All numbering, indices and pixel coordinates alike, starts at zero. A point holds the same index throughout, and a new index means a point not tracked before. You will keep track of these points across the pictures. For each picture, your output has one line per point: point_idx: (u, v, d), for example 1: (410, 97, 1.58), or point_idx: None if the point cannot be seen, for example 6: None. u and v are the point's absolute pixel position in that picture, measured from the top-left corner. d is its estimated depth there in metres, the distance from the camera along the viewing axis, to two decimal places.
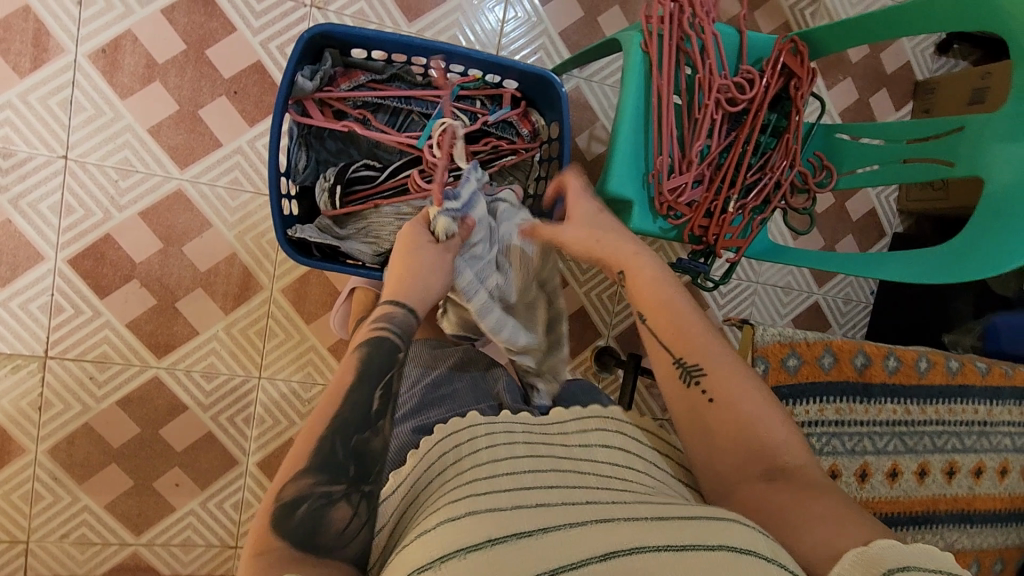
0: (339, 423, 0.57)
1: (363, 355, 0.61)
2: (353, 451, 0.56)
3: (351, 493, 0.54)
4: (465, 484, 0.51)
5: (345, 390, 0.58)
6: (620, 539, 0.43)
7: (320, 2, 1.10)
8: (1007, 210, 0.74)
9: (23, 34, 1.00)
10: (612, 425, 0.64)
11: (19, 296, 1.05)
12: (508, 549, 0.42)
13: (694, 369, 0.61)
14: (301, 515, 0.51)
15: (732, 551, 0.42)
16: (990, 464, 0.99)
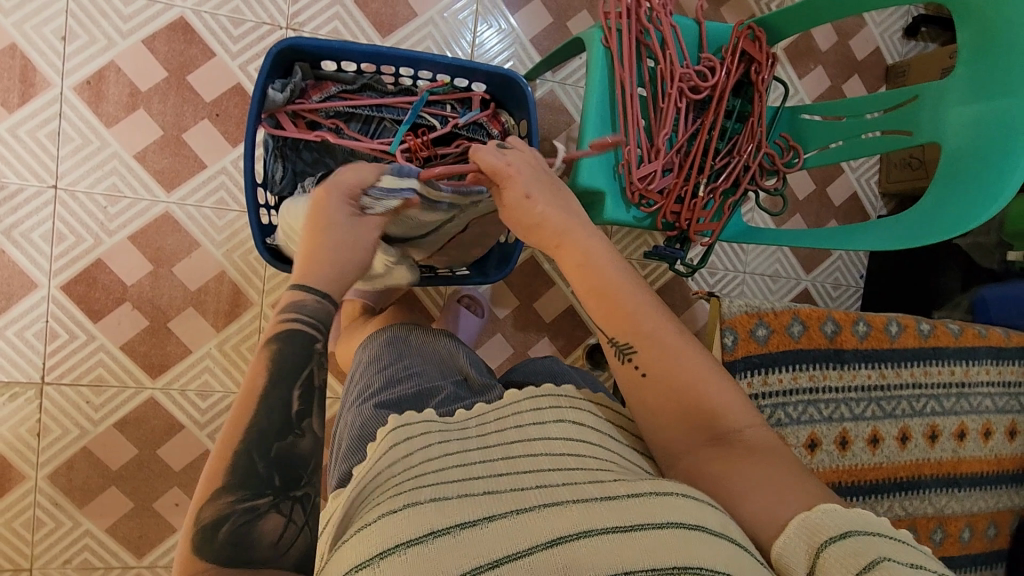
0: (254, 434, 0.53)
1: (273, 354, 0.58)
2: (275, 459, 0.53)
3: (280, 501, 0.51)
4: (413, 478, 0.52)
5: (260, 391, 0.55)
6: (569, 525, 0.44)
7: (295, 24, 1.14)
8: (965, 171, 0.75)
9: (11, 71, 1.04)
10: (566, 403, 0.64)
11: (16, 324, 1.07)
12: (449, 545, 0.43)
13: (626, 348, 0.63)
14: (223, 538, 0.48)
15: (678, 529, 0.45)
16: (974, 426, 0.98)
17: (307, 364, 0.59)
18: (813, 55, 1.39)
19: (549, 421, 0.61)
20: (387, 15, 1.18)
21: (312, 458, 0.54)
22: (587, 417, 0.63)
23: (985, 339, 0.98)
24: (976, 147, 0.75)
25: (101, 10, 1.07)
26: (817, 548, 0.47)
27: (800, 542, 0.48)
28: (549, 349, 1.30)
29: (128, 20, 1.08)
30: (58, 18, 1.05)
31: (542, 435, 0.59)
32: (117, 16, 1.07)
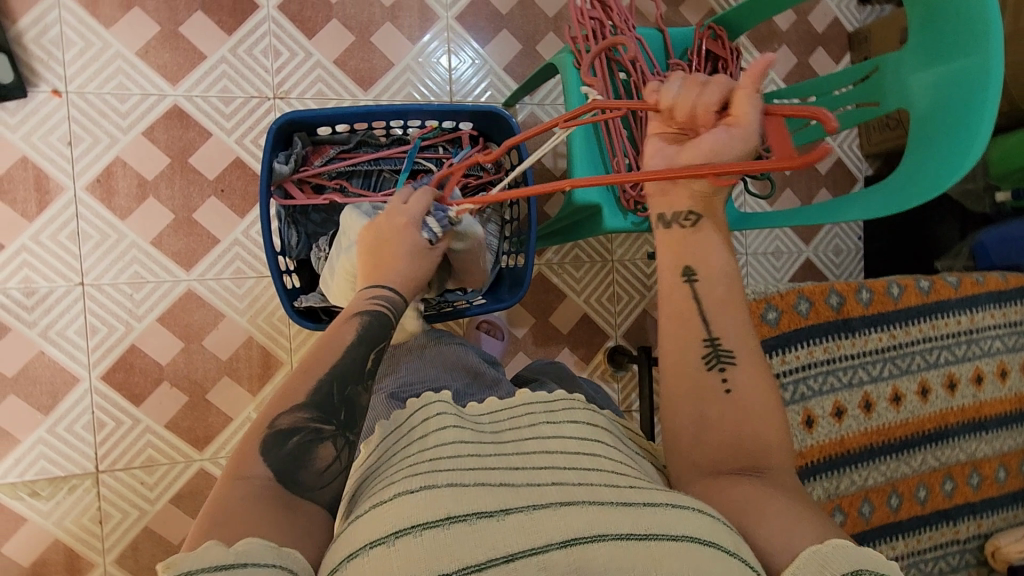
0: (335, 370, 0.61)
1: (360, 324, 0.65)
2: (347, 398, 0.60)
3: (339, 435, 0.58)
4: (426, 460, 0.56)
5: (343, 347, 0.63)
6: (585, 526, 0.47)
7: (281, 93, 1.20)
8: (932, 133, 0.80)
9: (25, 182, 1.10)
10: (580, 411, 0.67)
11: (64, 419, 1.12)
12: (464, 531, 0.46)
13: (724, 355, 0.59)
14: (292, 445, 0.55)
15: (693, 542, 0.46)
16: (988, 369, 1.00)
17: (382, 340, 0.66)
18: (776, 37, 1.43)
19: (563, 421, 0.65)
20: (366, 69, 1.24)
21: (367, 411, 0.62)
22: (599, 418, 0.67)
23: (984, 286, 1.00)
24: (943, 105, 0.79)
25: (100, 111, 1.13)
26: None
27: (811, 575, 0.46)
28: (572, 359, 1.34)
29: (126, 116, 1.14)
30: (61, 126, 1.11)
31: (556, 433, 0.63)
32: (115, 113, 1.13)
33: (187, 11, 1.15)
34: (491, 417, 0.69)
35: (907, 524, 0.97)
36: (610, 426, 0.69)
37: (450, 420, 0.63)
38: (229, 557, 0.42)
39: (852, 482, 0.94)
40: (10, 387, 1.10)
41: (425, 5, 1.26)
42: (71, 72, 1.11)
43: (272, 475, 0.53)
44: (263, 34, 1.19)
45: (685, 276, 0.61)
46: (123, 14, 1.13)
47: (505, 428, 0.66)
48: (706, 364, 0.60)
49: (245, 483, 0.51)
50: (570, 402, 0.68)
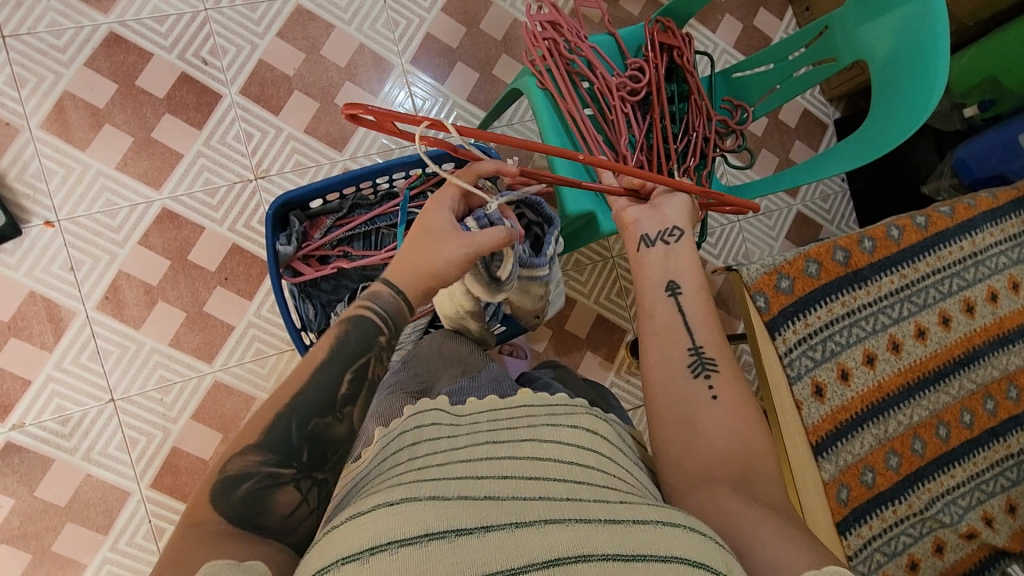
0: (298, 403, 0.60)
1: (338, 334, 0.65)
2: (308, 435, 0.59)
3: (300, 478, 0.58)
4: (414, 471, 0.51)
5: (313, 370, 0.63)
6: (570, 545, 0.41)
7: (261, 172, 1.23)
8: (897, 74, 0.83)
9: (38, 315, 1.13)
10: (581, 418, 0.62)
11: (124, 534, 1.13)
12: (441, 549, 0.40)
13: (708, 363, 0.65)
14: (242, 492, 0.54)
15: (684, 563, 0.41)
16: (1000, 285, 1.02)
17: (364, 352, 0.65)
18: (717, 8, 1.47)
19: (562, 425, 0.59)
20: (337, 130, 1.26)
21: (341, 445, 0.61)
22: (602, 426, 0.62)
23: (977, 208, 1.03)
24: (897, 50, 0.83)
25: (94, 231, 1.16)
26: None
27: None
28: (596, 361, 1.36)
29: (120, 230, 1.17)
30: (60, 254, 1.14)
31: (554, 437, 0.57)
32: (109, 230, 1.16)
33: (156, 117, 1.19)
34: (490, 416, 0.63)
35: (959, 452, 0.98)
36: (615, 435, 0.63)
37: (445, 429, 0.60)
38: None
39: (897, 423, 0.96)
40: (66, 516, 1.11)
41: (379, 56, 1.29)
42: (59, 200, 1.15)
43: (231, 521, 0.52)
44: (232, 121, 1.22)
45: (669, 291, 0.71)
46: (96, 134, 1.16)
47: (501, 427, 0.60)
48: (692, 372, 0.65)
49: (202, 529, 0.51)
50: (572, 408, 0.63)
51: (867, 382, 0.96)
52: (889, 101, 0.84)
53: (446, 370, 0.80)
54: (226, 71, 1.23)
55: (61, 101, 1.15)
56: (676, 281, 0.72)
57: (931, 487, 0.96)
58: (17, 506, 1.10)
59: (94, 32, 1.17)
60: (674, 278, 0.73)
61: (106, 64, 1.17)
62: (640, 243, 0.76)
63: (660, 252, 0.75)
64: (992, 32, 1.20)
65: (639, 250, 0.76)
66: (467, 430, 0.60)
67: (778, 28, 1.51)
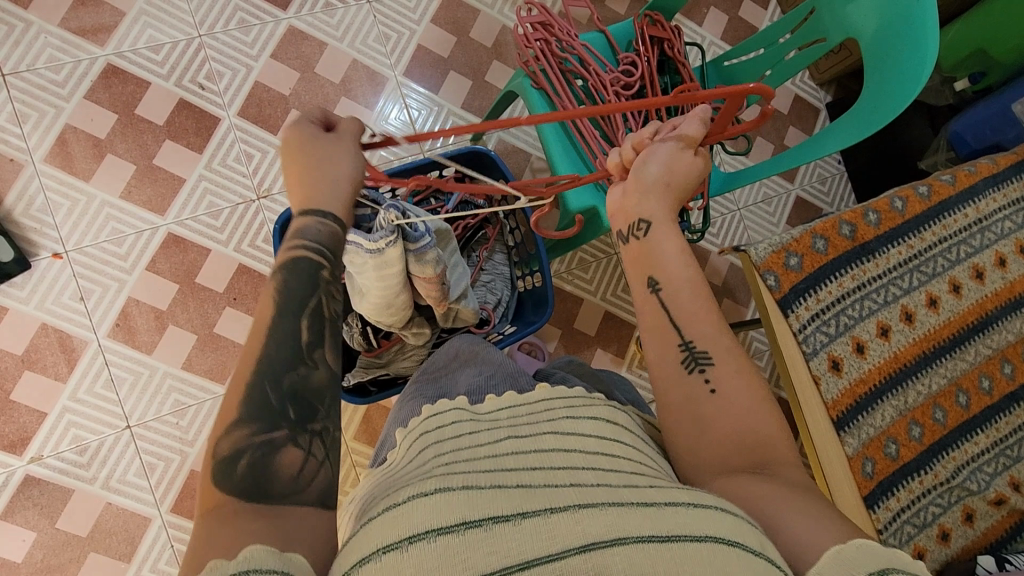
0: (267, 366, 0.51)
1: (278, 285, 0.55)
2: (288, 392, 0.51)
3: (298, 435, 0.50)
4: (443, 469, 0.50)
5: (266, 331, 0.53)
6: (603, 530, 0.41)
7: (264, 192, 1.24)
8: (886, 49, 0.84)
9: (51, 347, 1.13)
10: (602, 410, 0.62)
11: (148, 561, 1.12)
12: (478, 538, 0.40)
13: (701, 357, 0.61)
14: (242, 470, 0.46)
15: (718, 541, 0.41)
16: (1007, 250, 1.02)
17: (313, 293, 0.56)
18: (702, 2, 1.49)
19: (584, 416, 0.59)
20: None
21: (325, 392, 0.53)
22: (620, 416, 0.62)
23: (978, 174, 1.04)
24: (886, 23, 0.83)
25: (102, 259, 1.17)
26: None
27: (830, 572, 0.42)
28: (607, 358, 1.35)
29: (127, 257, 1.17)
30: (70, 284, 1.15)
31: (576, 428, 0.57)
32: (116, 258, 1.17)
33: (157, 144, 1.20)
34: (510, 411, 0.62)
35: (980, 419, 0.98)
36: (635, 424, 0.63)
37: (466, 425, 0.60)
38: (229, 568, 0.37)
39: (918, 393, 0.96)
40: (88, 545, 1.11)
41: (372, 71, 1.31)
42: (66, 232, 1.16)
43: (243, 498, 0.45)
44: (232, 143, 1.23)
45: (651, 288, 0.65)
46: (98, 164, 1.18)
47: (521, 421, 0.59)
48: (685, 369, 0.61)
49: (216, 514, 0.43)
50: (590, 400, 0.63)
51: (883, 354, 0.96)
52: (881, 75, 0.84)
53: (461, 369, 0.80)
54: (223, 94, 1.24)
55: (63, 134, 1.17)
56: (658, 275, 0.65)
57: (955, 455, 0.96)
58: (40, 539, 1.10)
59: (92, 65, 1.19)
60: None
61: (105, 95, 1.19)
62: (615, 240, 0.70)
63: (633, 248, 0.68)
64: (976, 6, 1.22)
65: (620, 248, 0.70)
66: (489, 425, 0.59)
67: (763, 17, 1.52)
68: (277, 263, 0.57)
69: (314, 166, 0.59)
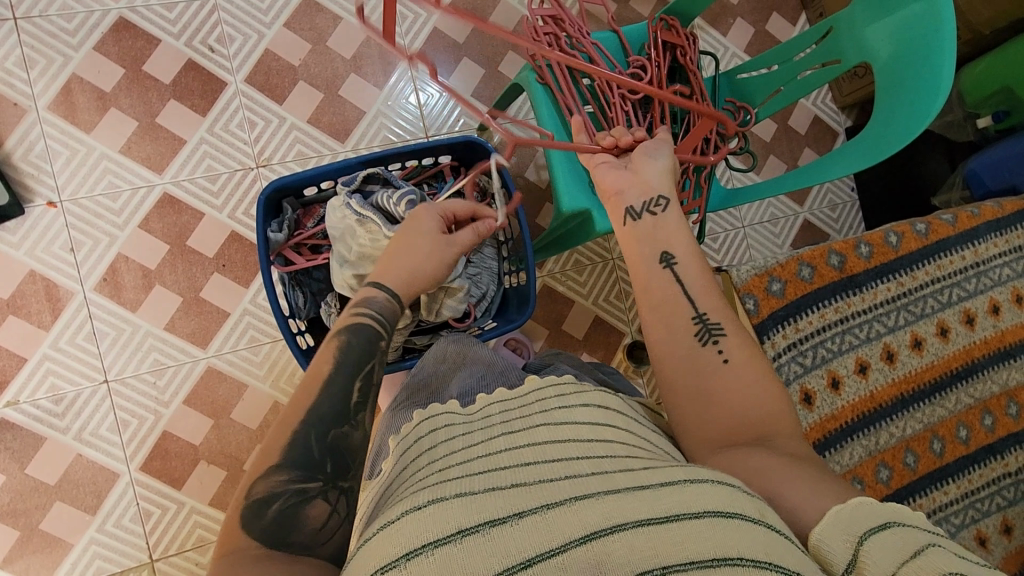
0: (314, 416, 0.59)
1: (341, 343, 0.66)
2: (329, 446, 0.58)
3: (329, 490, 0.55)
4: (438, 472, 0.51)
5: (323, 381, 0.62)
6: (603, 518, 0.41)
7: (264, 161, 1.23)
8: (899, 75, 0.81)
9: (37, 294, 1.14)
10: (597, 400, 0.60)
11: (112, 516, 1.13)
12: (479, 542, 0.41)
13: (714, 328, 0.63)
14: (272, 514, 0.52)
15: (716, 516, 0.41)
16: (1003, 297, 0.99)
17: (370, 360, 0.67)
18: (728, 12, 1.45)
19: (575, 404, 0.58)
20: (340, 121, 1.26)
21: (359, 452, 0.60)
22: (613, 402, 0.61)
23: (981, 217, 1.00)
24: (901, 51, 0.80)
25: (96, 213, 1.17)
26: (857, 540, 0.42)
27: (835, 531, 0.43)
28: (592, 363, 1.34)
29: (121, 213, 1.18)
30: (61, 234, 1.15)
31: (569, 418, 0.56)
32: (110, 213, 1.17)
33: (161, 102, 1.20)
34: (502, 406, 0.62)
35: (953, 468, 0.95)
36: (628, 409, 0.62)
37: (460, 428, 0.60)
38: None
39: (890, 435, 0.94)
40: (55, 494, 1.12)
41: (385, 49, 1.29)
42: (62, 181, 1.16)
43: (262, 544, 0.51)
44: (236, 109, 1.23)
45: (663, 262, 0.67)
46: (101, 117, 1.18)
47: (514, 416, 0.59)
48: (700, 340, 0.62)
49: (227, 558, 0.49)
50: (582, 387, 0.62)
51: (860, 394, 0.94)
52: (893, 104, 0.81)
53: (455, 371, 0.79)
54: (233, 59, 1.23)
55: (69, 83, 1.17)
56: (666, 254, 0.67)
57: (922, 503, 0.93)
58: (8, 482, 1.11)
59: (104, 17, 1.19)
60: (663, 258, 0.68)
61: (115, 49, 1.19)
62: (625, 217, 0.72)
63: (648, 230, 0.70)
64: (1008, 41, 1.18)
65: (626, 225, 0.72)
66: (483, 425, 0.59)
67: (791, 33, 1.49)
68: (342, 324, 0.69)
69: (405, 251, 0.79)
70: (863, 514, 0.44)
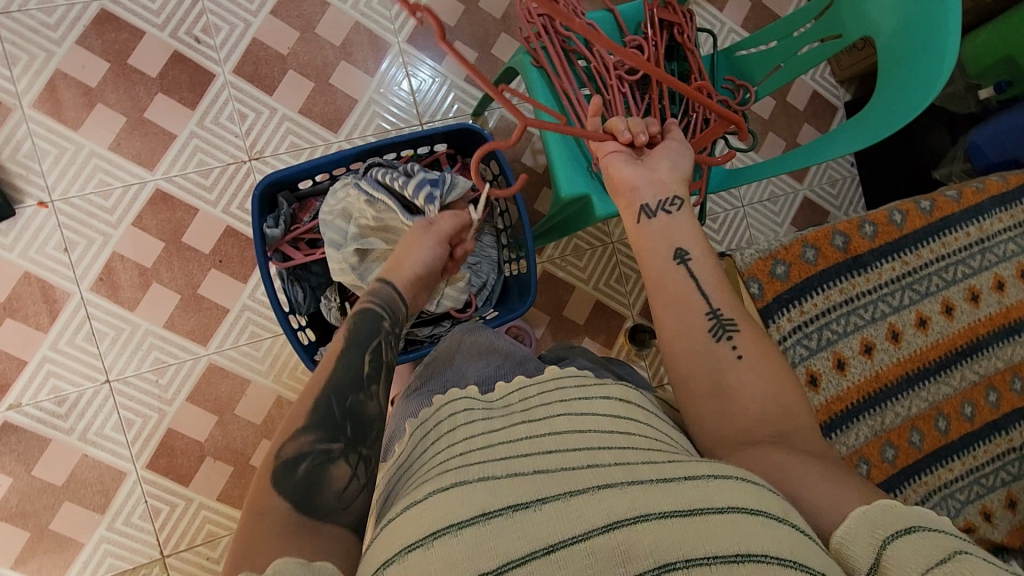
0: (331, 385, 0.64)
1: (351, 325, 0.72)
2: (346, 412, 0.62)
3: (349, 452, 0.60)
4: (459, 457, 0.51)
5: (338, 354, 0.68)
6: (626, 507, 0.41)
7: (256, 154, 1.21)
8: (903, 49, 0.79)
9: (33, 296, 1.13)
10: (616, 393, 0.59)
11: (121, 514, 1.14)
12: (502, 526, 0.41)
13: (727, 323, 0.63)
14: (300, 475, 0.56)
15: (739, 512, 0.41)
16: (1007, 274, 0.99)
17: (375, 336, 0.72)
18: None
19: (595, 395, 0.58)
20: (332, 111, 1.24)
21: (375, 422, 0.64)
22: (633, 394, 0.60)
23: (985, 192, 0.99)
24: (905, 25, 0.79)
25: (88, 212, 1.15)
26: (882, 543, 0.42)
27: (860, 531, 0.44)
28: (595, 347, 1.34)
29: (114, 211, 1.16)
30: (54, 234, 1.14)
31: (589, 409, 0.56)
32: (103, 211, 1.16)
33: (149, 96, 1.18)
34: (521, 395, 0.62)
35: (958, 445, 0.96)
36: (647, 403, 0.61)
37: (480, 414, 0.59)
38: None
39: (895, 415, 0.94)
40: (63, 495, 1.12)
41: (375, 35, 1.27)
42: (52, 181, 1.14)
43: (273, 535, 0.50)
44: (226, 101, 1.20)
45: (678, 257, 0.67)
46: (88, 113, 1.15)
47: (533, 404, 0.59)
48: (713, 336, 0.63)
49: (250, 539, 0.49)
50: (602, 378, 0.61)
51: (866, 374, 0.94)
52: (897, 79, 0.80)
53: (467, 358, 0.78)
54: (219, 49, 1.21)
55: (54, 79, 1.14)
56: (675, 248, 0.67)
57: (928, 480, 0.94)
58: (15, 484, 1.11)
59: (86, 10, 1.16)
60: (679, 244, 0.68)
61: (98, 43, 1.16)
62: (642, 214, 0.70)
63: (661, 223, 0.69)
64: (1011, 9, 1.16)
65: (639, 223, 0.70)
66: (501, 413, 0.59)
67: (788, 6, 1.46)
68: (354, 309, 0.75)
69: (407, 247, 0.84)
70: (888, 518, 0.44)
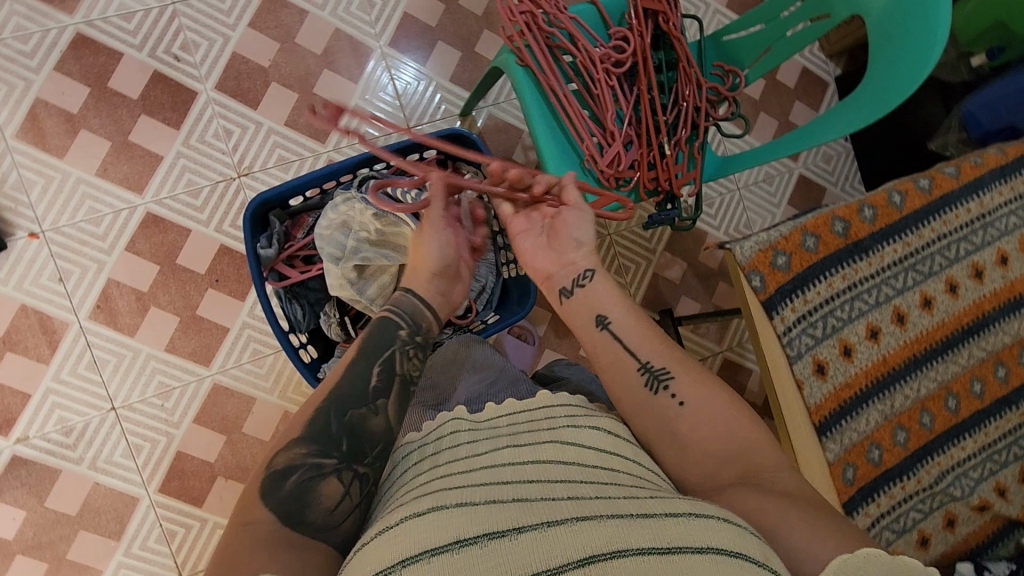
0: (334, 402, 0.67)
1: (366, 334, 0.74)
2: (344, 427, 0.65)
3: (341, 468, 0.62)
4: (443, 484, 0.54)
5: (348, 365, 0.70)
6: (605, 540, 0.44)
7: (245, 169, 1.20)
8: (894, 27, 0.78)
9: (32, 329, 1.12)
10: (605, 426, 0.62)
11: (137, 539, 1.14)
12: (477, 553, 0.44)
13: (660, 374, 0.68)
14: (289, 485, 0.60)
15: (719, 553, 0.44)
16: (1010, 247, 0.99)
17: (390, 347, 0.73)
18: None
19: (583, 426, 0.61)
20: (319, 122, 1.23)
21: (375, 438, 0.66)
22: (621, 428, 0.63)
23: (984, 166, 0.99)
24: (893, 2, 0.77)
25: (81, 240, 1.14)
26: None
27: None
28: None
29: (105, 237, 1.15)
30: (48, 265, 1.13)
31: (576, 440, 0.59)
32: (95, 238, 1.15)
33: (133, 118, 1.16)
34: (511, 421, 0.65)
35: (969, 423, 0.96)
36: (633, 438, 0.64)
37: (470, 439, 0.63)
38: None
39: (905, 397, 0.94)
40: (78, 524, 1.12)
41: (356, 41, 1.25)
42: (41, 211, 1.13)
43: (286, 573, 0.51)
44: (210, 118, 1.19)
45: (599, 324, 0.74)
46: (72, 140, 1.14)
47: (522, 432, 0.62)
48: (651, 390, 0.67)
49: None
50: (593, 412, 0.64)
51: (873, 359, 0.94)
52: (891, 58, 0.78)
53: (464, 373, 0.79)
54: (200, 66, 1.19)
55: (35, 108, 1.13)
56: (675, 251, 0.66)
57: (941, 460, 0.95)
58: (30, 517, 1.11)
59: (61, 35, 1.14)
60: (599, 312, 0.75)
61: (77, 67, 1.14)
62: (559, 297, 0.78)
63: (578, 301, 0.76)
64: None
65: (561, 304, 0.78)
66: (489, 436, 0.63)
67: None
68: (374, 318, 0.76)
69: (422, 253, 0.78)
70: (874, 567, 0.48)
